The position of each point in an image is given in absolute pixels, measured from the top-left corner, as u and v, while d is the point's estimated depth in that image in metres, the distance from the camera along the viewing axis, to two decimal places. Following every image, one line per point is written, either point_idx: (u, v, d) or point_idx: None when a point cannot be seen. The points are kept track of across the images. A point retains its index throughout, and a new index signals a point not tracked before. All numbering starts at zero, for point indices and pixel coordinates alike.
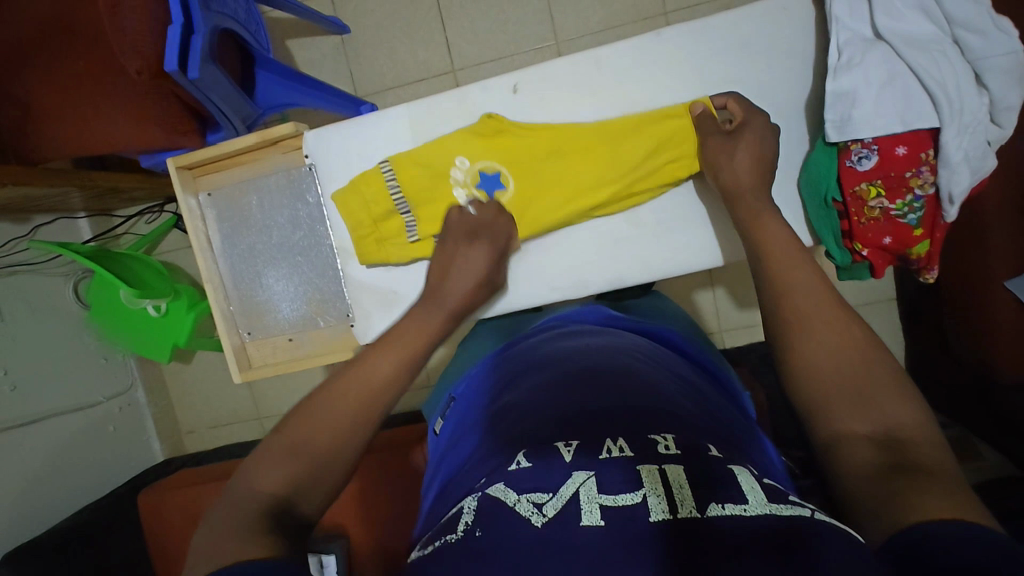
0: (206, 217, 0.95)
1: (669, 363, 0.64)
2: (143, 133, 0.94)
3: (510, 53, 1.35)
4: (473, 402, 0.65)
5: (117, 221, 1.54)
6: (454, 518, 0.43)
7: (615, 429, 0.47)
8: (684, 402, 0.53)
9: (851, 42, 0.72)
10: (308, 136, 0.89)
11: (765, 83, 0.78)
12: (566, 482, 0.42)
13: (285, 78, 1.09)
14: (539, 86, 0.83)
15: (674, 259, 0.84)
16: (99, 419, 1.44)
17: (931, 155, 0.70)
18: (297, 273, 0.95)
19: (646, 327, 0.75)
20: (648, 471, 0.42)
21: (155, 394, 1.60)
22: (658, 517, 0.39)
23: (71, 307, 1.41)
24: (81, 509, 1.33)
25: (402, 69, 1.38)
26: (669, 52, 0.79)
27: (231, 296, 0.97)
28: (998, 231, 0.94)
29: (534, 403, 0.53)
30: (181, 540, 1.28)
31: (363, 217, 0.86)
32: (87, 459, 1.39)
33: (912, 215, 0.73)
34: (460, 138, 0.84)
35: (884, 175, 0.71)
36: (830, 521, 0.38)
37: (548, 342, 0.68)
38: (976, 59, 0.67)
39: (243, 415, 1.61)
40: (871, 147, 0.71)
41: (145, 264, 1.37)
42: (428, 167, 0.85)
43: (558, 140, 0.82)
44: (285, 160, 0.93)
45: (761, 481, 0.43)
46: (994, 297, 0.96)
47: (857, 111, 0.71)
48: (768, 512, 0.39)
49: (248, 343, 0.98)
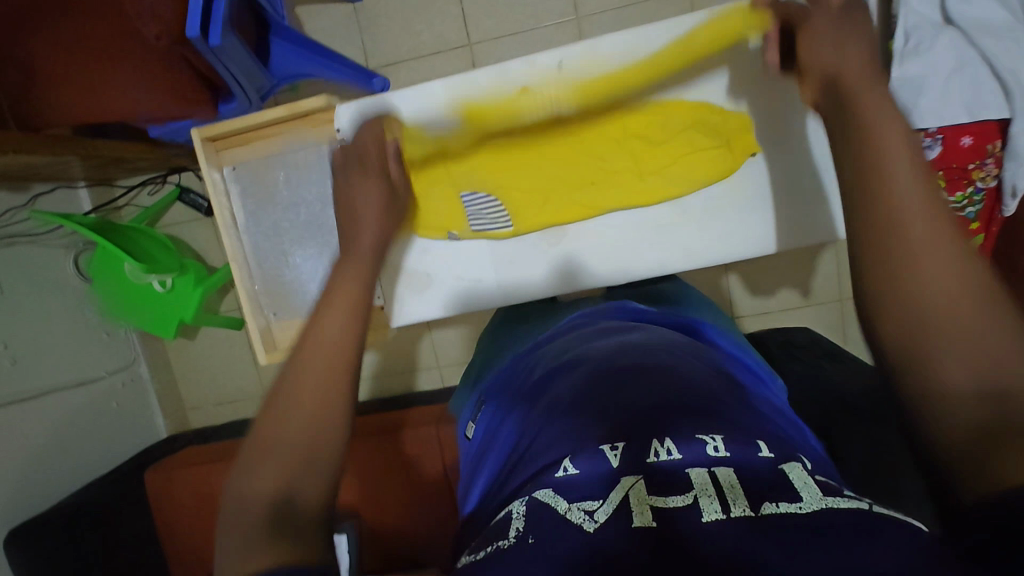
0: (230, 193, 0.91)
1: (708, 355, 0.63)
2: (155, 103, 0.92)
3: (530, 28, 1.31)
4: (507, 401, 0.64)
5: (118, 192, 1.50)
6: (503, 522, 0.43)
7: (663, 425, 0.46)
8: (733, 401, 0.52)
9: (919, 27, 0.74)
10: (339, 110, 0.84)
11: None
12: (616, 487, 0.42)
13: (300, 47, 1.05)
14: (585, 62, 0.80)
15: (716, 247, 0.83)
16: (101, 394, 1.42)
17: (998, 147, 0.74)
18: (327, 251, 0.92)
19: (679, 321, 0.74)
20: (698, 474, 0.42)
21: (159, 370, 1.58)
22: (711, 518, 0.39)
23: (72, 280, 1.38)
24: (87, 486, 1.31)
25: (417, 42, 1.34)
26: (711, 34, 0.76)
27: (254, 274, 0.93)
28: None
29: (577, 401, 0.52)
30: (182, 518, 1.31)
31: None
32: (92, 435, 1.37)
33: (970, 208, 0.79)
34: (500, 112, 0.83)
35: (947, 166, 0.77)
36: (890, 513, 0.38)
37: (581, 338, 0.67)
38: None
39: (248, 391, 1.60)
40: (936, 136, 0.76)
41: (151, 238, 1.33)
42: (469, 142, 0.84)
43: (600, 121, 0.83)
44: (315, 134, 0.90)
45: (815, 477, 0.43)
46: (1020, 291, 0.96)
47: (925, 100, 0.74)
48: (825, 506, 0.38)
49: (274, 324, 0.94)
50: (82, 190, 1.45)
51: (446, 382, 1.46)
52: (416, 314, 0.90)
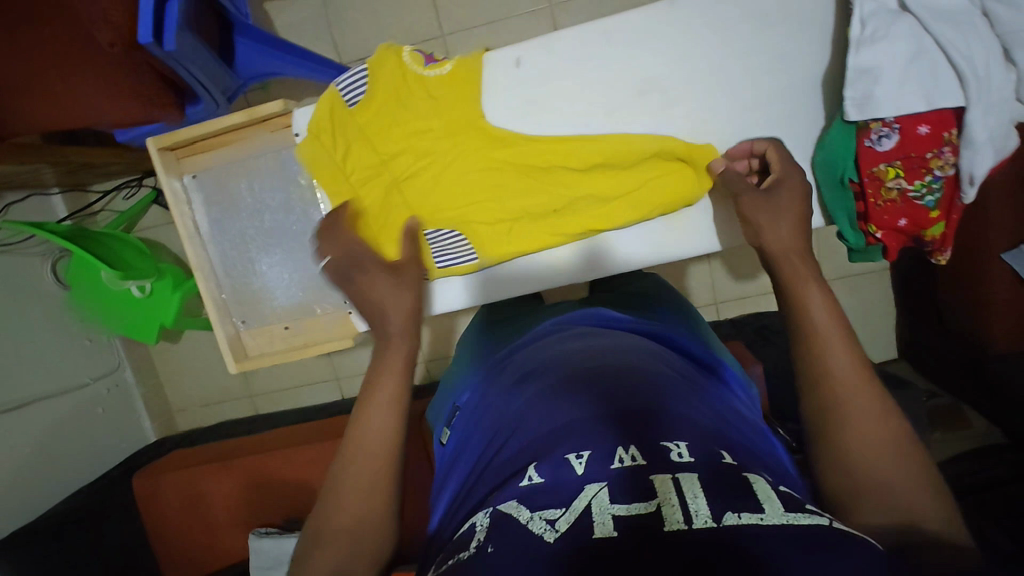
0: (192, 202, 0.90)
1: (677, 364, 0.62)
2: (120, 108, 0.90)
3: (501, 17, 1.29)
4: (478, 407, 0.64)
5: (93, 196, 1.48)
6: (467, 534, 0.44)
7: (628, 433, 0.47)
8: (695, 400, 0.53)
9: (876, 14, 0.67)
10: (295, 112, 0.82)
11: (781, 56, 0.74)
12: (578, 495, 0.42)
13: (266, 45, 1.03)
14: (544, 61, 0.78)
15: (679, 240, 0.81)
16: (86, 402, 1.41)
17: (955, 135, 0.67)
18: (292, 260, 0.92)
19: (652, 329, 0.74)
20: (661, 480, 0.42)
21: (143, 374, 1.56)
22: (672, 526, 0.38)
23: (50, 289, 1.35)
24: (77, 493, 1.31)
25: (389, 35, 1.32)
26: (681, 21, 0.74)
27: (224, 284, 0.93)
28: (997, 205, 1.01)
29: (543, 411, 0.52)
30: (177, 523, 1.34)
31: (340, 181, 0.80)
32: (78, 443, 1.37)
33: (929, 197, 0.70)
34: (452, 144, 0.78)
35: (904, 156, 0.69)
36: (844, 528, 0.39)
37: (550, 345, 0.66)
38: (1007, 32, 0.63)
39: (233, 393, 1.60)
40: (891, 126, 0.68)
41: (126, 243, 1.31)
42: (424, 178, 0.79)
43: (557, 152, 0.77)
44: (274, 140, 0.87)
45: (778, 489, 0.43)
46: (994, 271, 1.03)
47: (880, 89, 0.67)
48: (784, 520, 0.39)
49: (244, 332, 0.95)
50: (55, 197, 1.43)
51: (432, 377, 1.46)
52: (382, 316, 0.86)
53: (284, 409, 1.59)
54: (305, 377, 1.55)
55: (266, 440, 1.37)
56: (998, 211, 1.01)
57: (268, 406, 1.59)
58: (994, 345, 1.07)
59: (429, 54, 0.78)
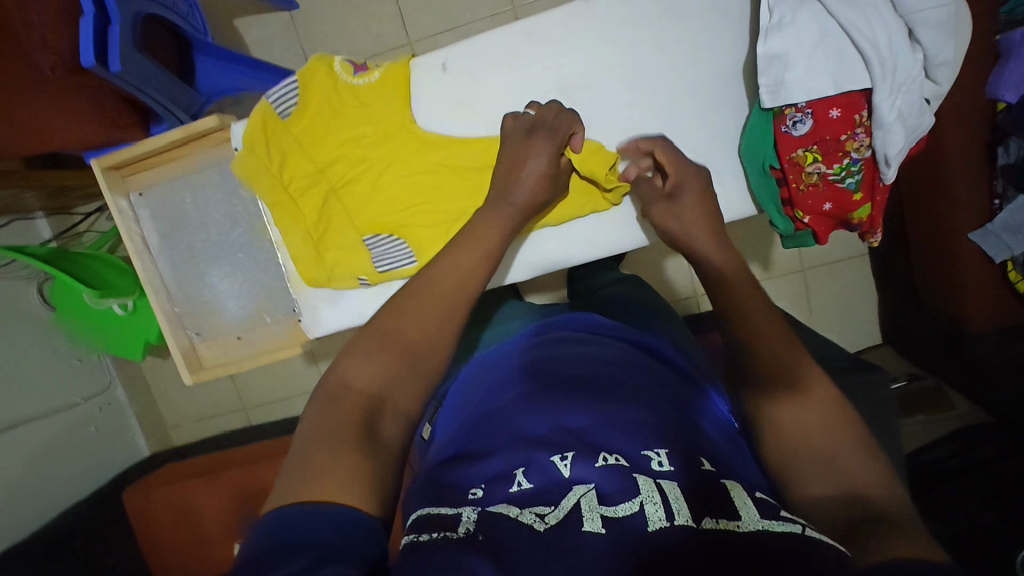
0: (140, 218, 0.92)
1: (650, 372, 0.59)
2: (84, 132, 0.90)
3: (466, 21, 1.30)
4: (455, 410, 0.61)
5: (78, 218, 1.51)
6: (451, 517, 0.42)
7: (614, 441, 0.46)
8: (663, 406, 0.52)
9: None
10: (233, 127, 0.84)
11: (705, 47, 0.74)
12: (567, 494, 0.42)
13: (227, 62, 1.05)
14: (467, 62, 0.79)
15: (612, 236, 0.82)
16: (78, 422, 1.43)
17: (865, 117, 0.68)
18: (239, 271, 0.94)
19: (632, 335, 0.70)
20: (645, 481, 0.42)
21: (135, 392, 1.58)
22: (656, 526, 0.38)
23: (36, 311, 1.36)
24: (71, 512, 1.34)
25: (356, 44, 1.33)
26: (603, 18, 0.75)
27: (175, 297, 0.94)
28: (959, 182, 0.98)
29: (528, 414, 0.50)
30: (167, 532, 1.37)
31: (283, 199, 0.82)
32: (70, 462, 1.39)
33: (850, 179, 0.71)
34: (384, 149, 0.81)
35: (819, 140, 0.69)
36: (821, 538, 0.37)
37: (533, 349, 0.64)
38: (909, 13, 0.64)
39: (226, 406, 1.61)
40: (805, 112, 0.69)
41: (106, 264, 1.30)
42: (362, 185, 0.82)
43: (488, 152, 0.79)
44: (215, 154, 0.89)
45: (754, 497, 0.42)
46: (963, 250, 1.00)
47: (790, 75, 0.68)
48: (759, 528, 0.38)
49: (198, 344, 0.96)
50: (39, 221, 1.46)
51: None
52: (333, 324, 0.88)
53: (275, 420, 1.60)
54: (293, 388, 1.56)
55: (253, 451, 1.39)
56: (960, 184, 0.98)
57: (261, 417, 1.61)
58: (970, 325, 1.04)
59: (360, 63, 0.81)
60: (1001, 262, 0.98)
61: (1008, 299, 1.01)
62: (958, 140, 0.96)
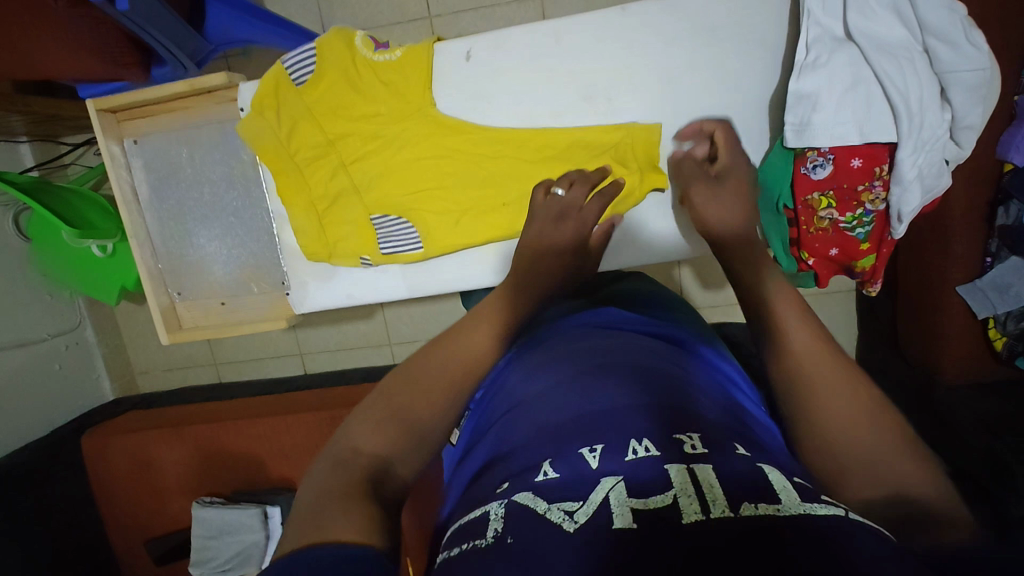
0: (132, 167, 0.89)
1: (682, 365, 0.53)
2: (82, 65, 0.86)
3: (491, 3, 1.25)
4: (482, 405, 0.55)
5: (64, 149, 1.46)
6: (479, 521, 0.37)
7: (642, 428, 0.41)
8: (698, 399, 0.46)
9: (819, 41, 0.67)
10: (242, 87, 0.81)
11: (735, 73, 0.73)
12: (596, 488, 0.36)
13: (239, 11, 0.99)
14: (491, 55, 0.77)
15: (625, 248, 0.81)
16: (42, 357, 1.38)
17: (885, 170, 0.68)
18: (230, 236, 0.91)
19: (659, 330, 0.62)
20: (677, 471, 0.36)
21: (104, 334, 1.54)
22: (691, 519, 0.33)
23: (11, 240, 1.31)
24: (26, 447, 1.29)
25: (375, 11, 1.29)
26: (636, 27, 0.74)
27: (159, 253, 0.92)
28: (959, 236, 0.99)
29: (553, 406, 0.46)
30: (122, 480, 1.36)
31: (276, 153, 0.80)
32: (30, 398, 1.34)
33: (860, 230, 0.72)
34: (400, 128, 0.79)
35: (837, 186, 0.69)
36: (867, 523, 0.33)
37: (555, 342, 0.58)
38: (944, 72, 0.64)
39: (197, 360, 1.59)
40: (827, 156, 0.69)
41: (90, 202, 1.26)
42: (371, 160, 0.80)
43: (507, 146, 0.78)
44: (219, 112, 0.86)
45: (794, 481, 0.37)
46: (949, 303, 1.02)
47: (817, 116, 0.68)
48: (802, 511, 0.33)
49: (179, 304, 0.94)
50: (23, 146, 1.40)
51: (393, 360, 1.48)
52: (322, 301, 0.87)
53: (244, 380, 1.58)
54: (268, 350, 1.54)
55: (217, 409, 1.37)
56: (960, 230, 0.99)
57: (232, 375, 1.59)
58: (943, 373, 1.06)
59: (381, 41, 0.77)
60: (983, 318, 1.00)
61: (985, 358, 1.03)
62: (965, 197, 0.97)
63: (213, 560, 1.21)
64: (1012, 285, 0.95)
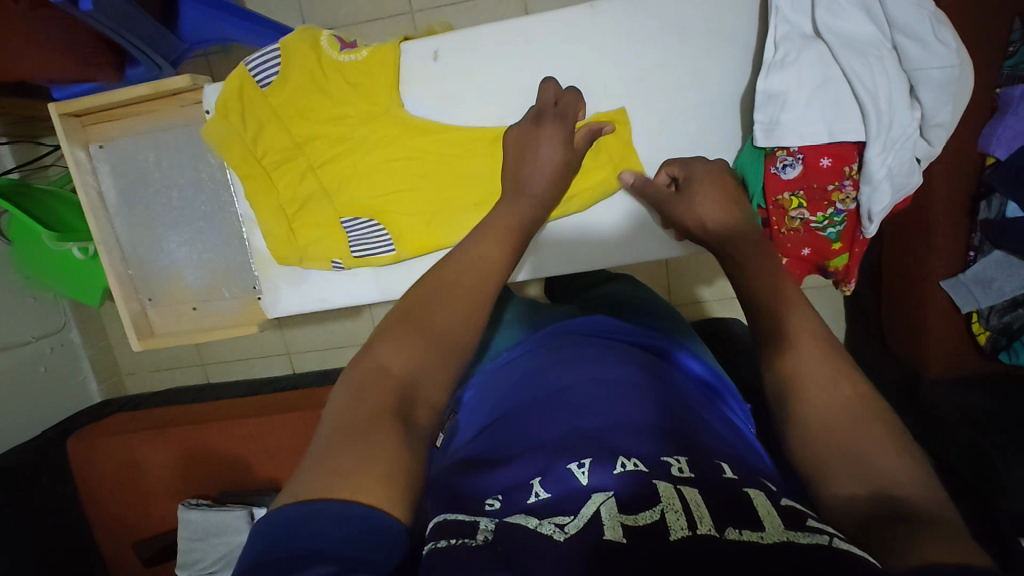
0: (98, 172, 0.88)
1: (665, 376, 0.52)
2: (53, 66, 0.85)
3: None
4: (464, 416, 0.54)
5: (44, 150, 1.44)
6: (465, 524, 0.36)
7: (630, 443, 0.40)
8: (682, 412, 0.45)
9: (787, 38, 0.67)
10: (206, 90, 0.80)
11: (708, 70, 0.72)
12: (587, 501, 0.36)
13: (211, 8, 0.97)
14: (461, 54, 0.76)
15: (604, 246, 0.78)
16: (27, 360, 1.37)
17: (854, 169, 0.68)
18: (199, 241, 0.90)
19: (644, 340, 0.62)
20: (665, 487, 0.36)
21: (90, 336, 1.53)
22: (677, 535, 0.32)
23: None
24: (12, 451, 1.29)
25: (355, 6, 1.27)
26: (609, 24, 0.73)
27: (129, 260, 0.91)
28: (941, 229, 0.98)
29: (540, 419, 0.45)
30: (110, 482, 1.36)
31: (249, 157, 0.79)
32: (15, 401, 1.33)
33: (831, 229, 0.72)
34: (370, 129, 0.78)
35: (806, 186, 0.69)
36: (852, 550, 0.31)
37: (539, 352, 0.57)
38: (914, 69, 0.63)
39: (185, 360, 1.58)
40: (796, 155, 0.68)
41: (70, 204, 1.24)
42: (346, 163, 0.79)
43: (479, 146, 0.77)
44: (185, 114, 0.85)
45: (779, 503, 0.36)
46: (933, 297, 1.01)
47: (785, 116, 0.67)
48: (783, 539, 0.31)
49: (150, 310, 0.94)
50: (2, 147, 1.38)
51: None
52: (298, 305, 0.86)
53: (232, 379, 1.57)
54: (255, 350, 1.53)
55: (204, 409, 1.37)
56: (941, 224, 0.98)
57: (220, 375, 1.58)
58: (929, 368, 1.05)
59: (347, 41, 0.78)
60: (966, 312, 1.00)
61: (969, 352, 1.03)
62: (945, 191, 0.97)
63: (200, 562, 1.21)
64: (995, 279, 0.95)
